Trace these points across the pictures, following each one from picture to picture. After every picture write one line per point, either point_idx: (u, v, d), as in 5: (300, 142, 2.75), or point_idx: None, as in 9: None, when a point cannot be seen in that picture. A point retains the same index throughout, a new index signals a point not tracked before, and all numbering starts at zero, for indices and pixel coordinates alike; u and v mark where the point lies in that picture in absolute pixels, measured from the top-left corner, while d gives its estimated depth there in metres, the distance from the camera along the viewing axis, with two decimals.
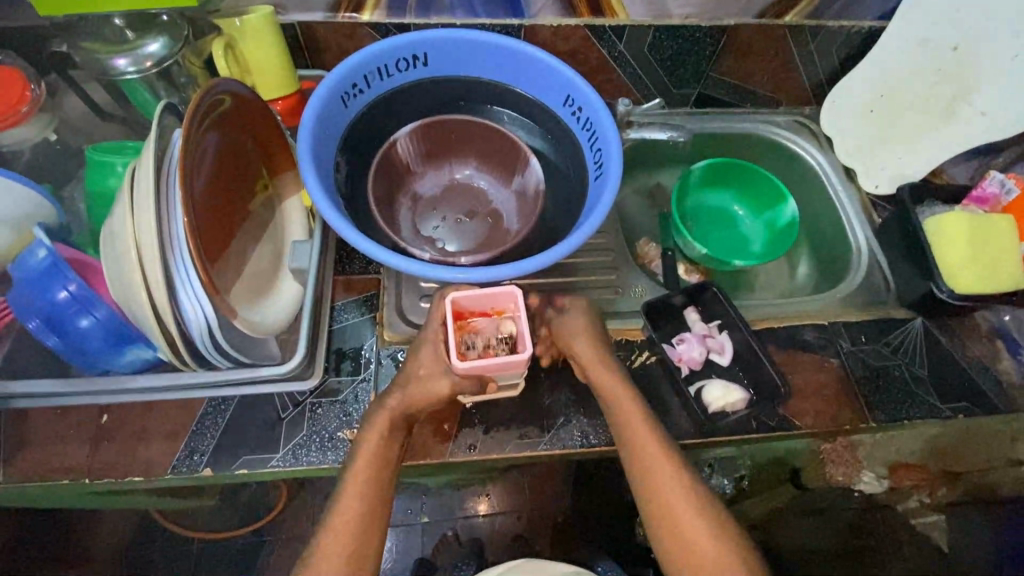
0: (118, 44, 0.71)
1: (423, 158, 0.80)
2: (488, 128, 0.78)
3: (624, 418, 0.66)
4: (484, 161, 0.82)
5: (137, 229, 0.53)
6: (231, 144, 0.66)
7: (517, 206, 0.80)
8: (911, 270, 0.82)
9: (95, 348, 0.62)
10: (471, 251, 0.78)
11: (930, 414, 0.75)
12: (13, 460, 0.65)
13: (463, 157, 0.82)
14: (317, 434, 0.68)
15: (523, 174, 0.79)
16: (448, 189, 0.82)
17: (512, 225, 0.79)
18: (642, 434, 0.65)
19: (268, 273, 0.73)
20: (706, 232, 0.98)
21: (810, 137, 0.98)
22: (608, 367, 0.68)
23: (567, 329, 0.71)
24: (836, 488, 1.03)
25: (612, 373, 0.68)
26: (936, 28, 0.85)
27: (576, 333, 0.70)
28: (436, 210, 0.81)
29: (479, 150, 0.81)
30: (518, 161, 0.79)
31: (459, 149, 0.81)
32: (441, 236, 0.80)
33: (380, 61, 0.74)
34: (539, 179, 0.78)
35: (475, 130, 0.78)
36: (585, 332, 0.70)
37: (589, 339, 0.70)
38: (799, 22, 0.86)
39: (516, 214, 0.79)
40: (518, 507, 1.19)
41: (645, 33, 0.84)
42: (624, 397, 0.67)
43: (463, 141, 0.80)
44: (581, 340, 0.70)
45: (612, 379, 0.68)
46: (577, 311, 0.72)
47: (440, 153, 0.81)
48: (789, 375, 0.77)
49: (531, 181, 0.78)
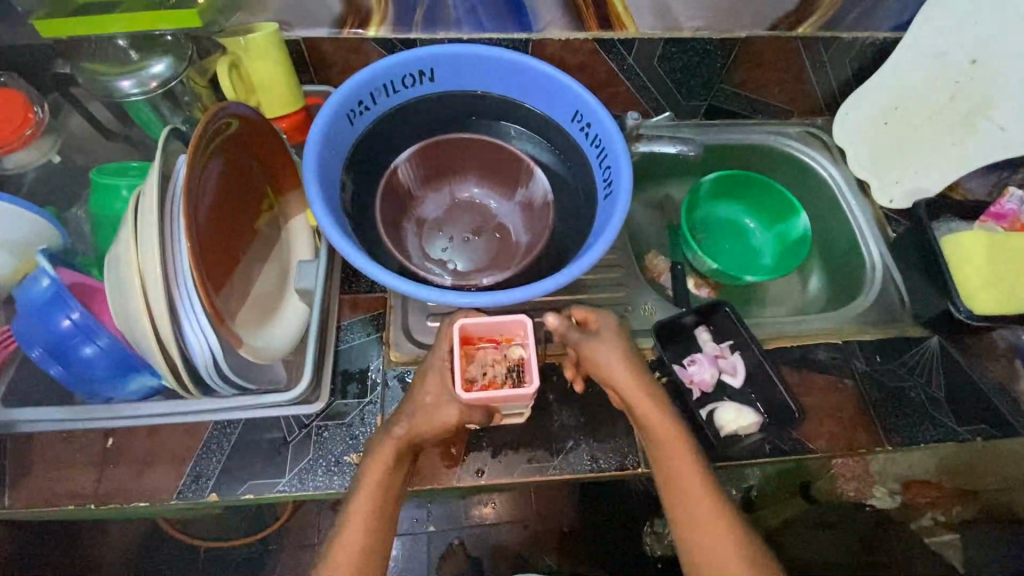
0: (122, 65, 0.70)
1: (424, 182, 0.80)
2: (488, 142, 0.78)
3: (665, 450, 0.64)
4: (486, 177, 0.81)
5: (139, 258, 0.52)
6: (237, 166, 0.66)
7: (524, 221, 0.80)
8: (928, 288, 0.80)
9: (100, 376, 0.62)
10: (480, 270, 0.77)
11: (946, 437, 0.74)
12: (19, 485, 0.64)
13: (465, 175, 0.81)
14: (323, 458, 0.68)
15: (527, 185, 0.79)
16: (453, 209, 0.81)
17: (520, 239, 0.79)
18: (680, 458, 0.63)
19: (273, 295, 0.72)
20: (716, 246, 0.97)
21: (821, 149, 0.96)
22: (647, 394, 0.65)
23: (595, 349, 0.66)
24: (847, 502, 1.02)
25: (651, 397, 0.65)
26: (954, 39, 0.82)
27: (610, 354, 0.66)
28: (442, 231, 0.80)
29: (480, 166, 0.80)
30: (521, 172, 0.79)
31: (460, 168, 0.80)
32: (451, 258, 0.78)
33: (387, 77, 0.73)
34: (546, 187, 0.78)
35: (475, 146, 0.78)
36: (620, 353, 0.66)
37: (626, 361, 0.66)
38: (811, 34, 0.84)
39: (524, 230, 0.79)
40: (523, 515, 1.17)
41: (655, 45, 0.82)
42: (664, 427, 0.64)
43: (463, 159, 0.80)
44: (617, 361, 0.66)
45: (653, 406, 0.64)
46: (606, 329, 0.68)
47: (449, 169, 0.80)
48: (802, 396, 0.76)
49: (537, 191, 0.78)
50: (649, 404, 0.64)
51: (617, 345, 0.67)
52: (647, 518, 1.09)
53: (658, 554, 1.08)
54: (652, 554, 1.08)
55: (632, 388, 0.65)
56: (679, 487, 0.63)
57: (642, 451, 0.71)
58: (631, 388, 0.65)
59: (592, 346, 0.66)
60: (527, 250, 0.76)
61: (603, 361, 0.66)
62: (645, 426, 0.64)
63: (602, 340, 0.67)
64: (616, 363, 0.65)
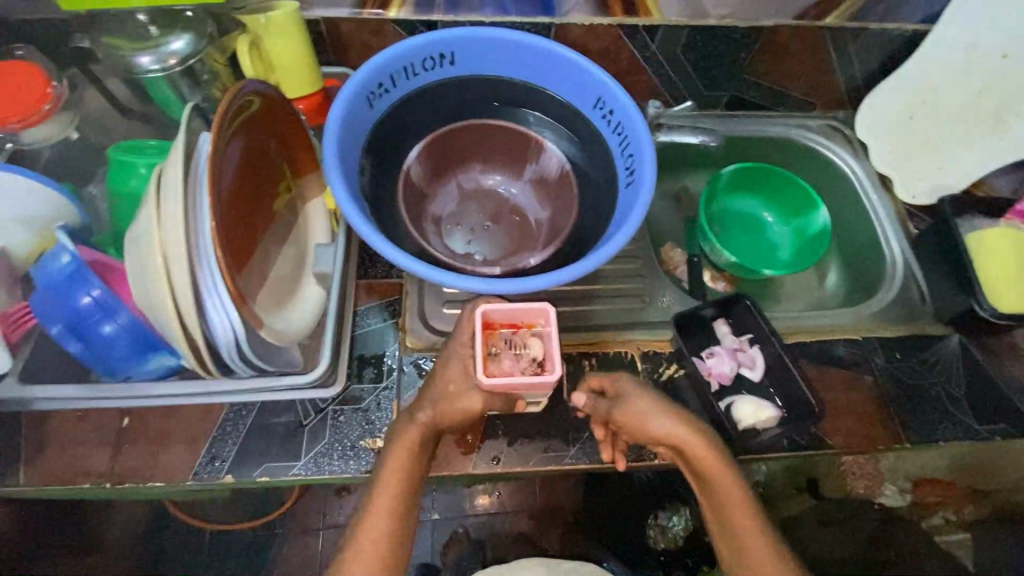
0: (142, 41, 0.69)
1: (438, 173, 0.79)
2: (491, 124, 0.78)
3: (728, 502, 0.64)
4: (494, 160, 0.80)
5: (163, 235, 0.52)
6: (257, 146, 0.65)
7: (541, 203, 0.80)
8: (950, 285, 0.79)
9: (118, 355, 0.62)
10: (507, 257, 0.77)
11: (966, 435, 0.73)
12: (34, 463, 0.64)
13: (473, 163, 0.80)
14: (339, 442, 0.67)
15: (536, 162, 0.79)
16: (466, 200, 0.80)
17: (539, 220, 0.79)
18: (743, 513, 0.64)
19: (290, 278, 0.71)
20: (733, 239, 0.95)
21: (843, 142, 0.95)
22: (712, 451, 0.64)
23: (629, 415, 0.65)
24: (858, 501, 1.02)
25: (710, 450, 0.64)
26: (984, 33, 0.81)
27: (651, 415, 0.65)
28: (461, 225, 0.79)
29: (486, 150, 0.80)
30: (530, 147, 0.79)
31: (466, 158, 0.80)
32: (476, 249, 0.78)
33: (408, 60, 0.72)
34: (560, 157, 0.78)
35: (479, 132, 0.78)
36: (665, 410, 0.65)
37: (672, 418, 0.64)
38: (840, 23, 0.82)
39: (545, 213, 0.79)
40: (526, 506, 1.17)
41: (680, 33, 0.81)
42: (728, 482, 0.63)
43: (467, 147, 0.79)
44: (662, 420, 0.64)
45: (715, 461, 0.63)
46: (632, 391, 0.67)
47: (463, 157, 0.80)
48: (821, 391, 0.75)
49: (551, 162, 0.79)
50: (713, 462, 0.63)
51: (656, 404, 0.65)
52: (652, 509, 1.09)
53: (662, 547, 1.08)
54: (656, 547, 1.07)
55: (690, 446, 0.64)
56: (738, 522, 0.64)
57: None
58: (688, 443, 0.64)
59: (631, 417, 0.65)
60: (551, 230, 0.77)
61: (648, 424, 0.64)
62: (709, 482, 0.64)
63: (634, 404, 0.66)
64: (659, 423, 0.64)
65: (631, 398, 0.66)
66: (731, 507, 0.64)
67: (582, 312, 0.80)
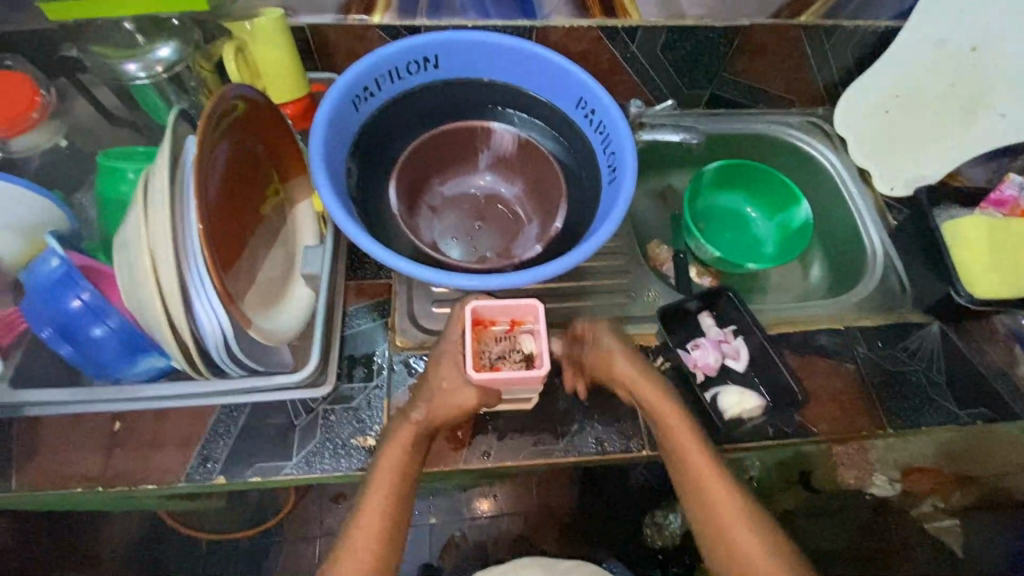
0: (129, 49, 0.71)
1: (412, 200, 0.78)
2: (437, 133, 0.78)
3: (677, 440, 0.64)
4: (448, 166, 0.81)
5: (150, 237, 0.53)
6: (242, 150, 0.66)
7: (510, 179, 0.82)
8: (929, 275, 0.81)
9: (109, 356, 0.63)
10: (511, 247, 0.79)
11: (948, 420, 0.74)
12: (24, 467, 0.65)
13: (433, 179, 0.81)
14: (331, 441, 0.68)
15: (487, 148, 0.81)
16: (442, 213, 0.81)
17: (517, 200, 0.82)
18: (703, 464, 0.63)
19: (279, 279, 0.72)
20: (718, 234, 0.97)
21: (822, 137, 0.97)
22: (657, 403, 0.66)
23: (602, 356, 0.69)
24: (847, 491, 1.03)
25: (659, 397, 0.66)
26: (955, 28, 0.84)
27: (615, 358, 0.68)
28: (451, 235, 0.80)
29: (438, 162, 0.81)
30: (478, 136, 0.80)
31: (427, 177, 0.80)
32: (483, 249, 0.79)
33: (391, 63, 0.73)
34: (509, 128, 0.79)
35: (435, 144, 0.78)
36: (621, 353, 0.68)
37: (629, 360, 0.68)
38: (813, 22, 0.84)
39: (527, 198, 0.82)
40: (523, 508, 1.17)
41: (659, 33, 0.83)
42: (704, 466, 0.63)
43: (426, 165, 0.80)
44: (622, 361, 0.68)
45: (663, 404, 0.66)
46: (603, 335, 0.70)
47: (422, 176, 0.80)
48: (806, 380, 0.77)
49: (499, 138, 0.80)
50: (670, 410, 0.65)
51: (617, 348, 0.69)
52: (649, 509, 1.10)
53: (659, 545, 1.08)
54: (653, 544, 1.08)
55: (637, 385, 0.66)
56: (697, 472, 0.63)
57: (647, 434, 0.72)
58: (642, 388, 0.66)
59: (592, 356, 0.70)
60: (538, 218, 0.80)
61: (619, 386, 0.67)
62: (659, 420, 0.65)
63: (604, 349, 0.69)
64: (618, 364, 0.68)
65: (602, 341, 0.69)
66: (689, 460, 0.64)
67: (570, 309, 0.81)
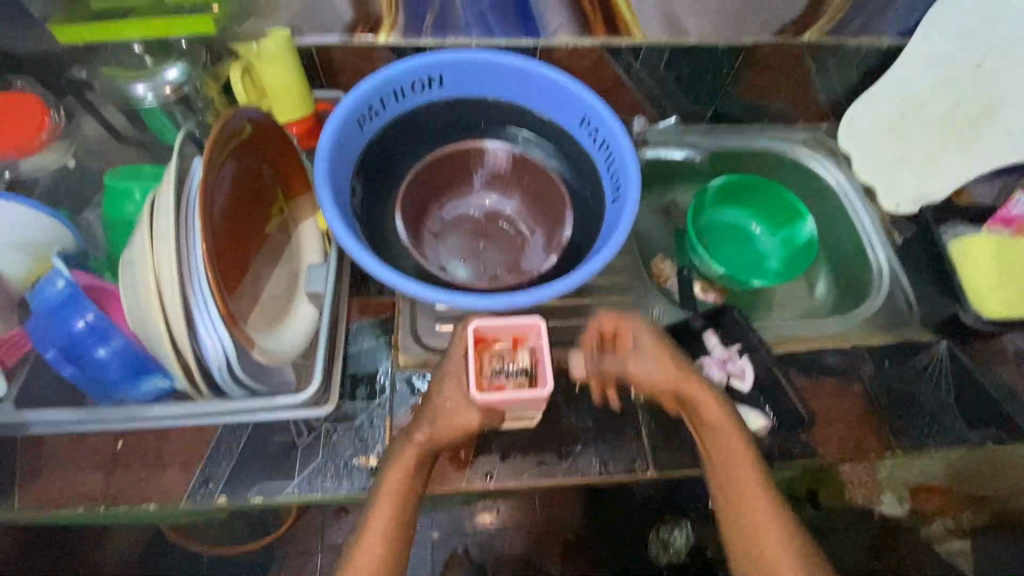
0: (137, 70, 0.73)
1: (416, 223, 0.78)
2: (436, 158, 0.78)
3: (722, 448, 0.65)
4: (447, 191, 0.82)
5: (155, 259, 0.53)
6: (249, 171, 0.67)
7: (509, 195, 0.83)
8: (936, 293, 0.80)
9: (112, 376, 0.63)
10: (517, 263, 0.79)
11: (958, 441, 0.73)
12: (26, 486, 0.65)
13: (433, 203, 0.81)
14: (333, 461, 0.68)
15: (481, 168, 0.81)
16: (444, 237, 0.81)
17: (518, 215, 0.82)
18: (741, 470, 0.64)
19: (282, 298, 0.72)
20: (722, 250, 0.97)
21: (827, 154, 0.97)
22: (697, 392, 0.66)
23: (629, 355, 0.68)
24: (855, 510, 0.99)
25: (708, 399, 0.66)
26: (961, 45, 0.84)
27: (646, 357, 0.67)
28: (457, 257, 0.80)
29: (437, 186, 0.81)
30: (471, 157, 0.80)
31: (428, 201, 0.80)
32: (490, 266, 0.80)
33: (397, 83, 0.73)
34: (501, 146, 0.80)
35: (433, 169, 0.78)
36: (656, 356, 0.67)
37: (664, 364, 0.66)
38: (817, 40, 0.85)
39: (527, 214, 0.82)
40: (523, 522, 1.15)
41: (662, 51, 0.83)
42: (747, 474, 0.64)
43: (427, 188, 0.80)
44: (654, 365, 0.66)
45: (689, 390, 0.66)
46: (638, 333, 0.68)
47: (423, 201, 0.80)
48: (812, 399, 0.76)
49: (492, 156, 0.80)
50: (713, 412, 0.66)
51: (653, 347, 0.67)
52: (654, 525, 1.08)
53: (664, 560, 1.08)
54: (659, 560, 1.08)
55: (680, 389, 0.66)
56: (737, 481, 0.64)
57: (651, 454, 0.71)
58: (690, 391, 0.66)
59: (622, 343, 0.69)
60: (541, 235, 0.80)
61: (635, 366, 0.67)
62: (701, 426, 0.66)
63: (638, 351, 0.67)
64: (653, 369, 0.66)
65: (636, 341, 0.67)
66: (732, 469, 0.64)
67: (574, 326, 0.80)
